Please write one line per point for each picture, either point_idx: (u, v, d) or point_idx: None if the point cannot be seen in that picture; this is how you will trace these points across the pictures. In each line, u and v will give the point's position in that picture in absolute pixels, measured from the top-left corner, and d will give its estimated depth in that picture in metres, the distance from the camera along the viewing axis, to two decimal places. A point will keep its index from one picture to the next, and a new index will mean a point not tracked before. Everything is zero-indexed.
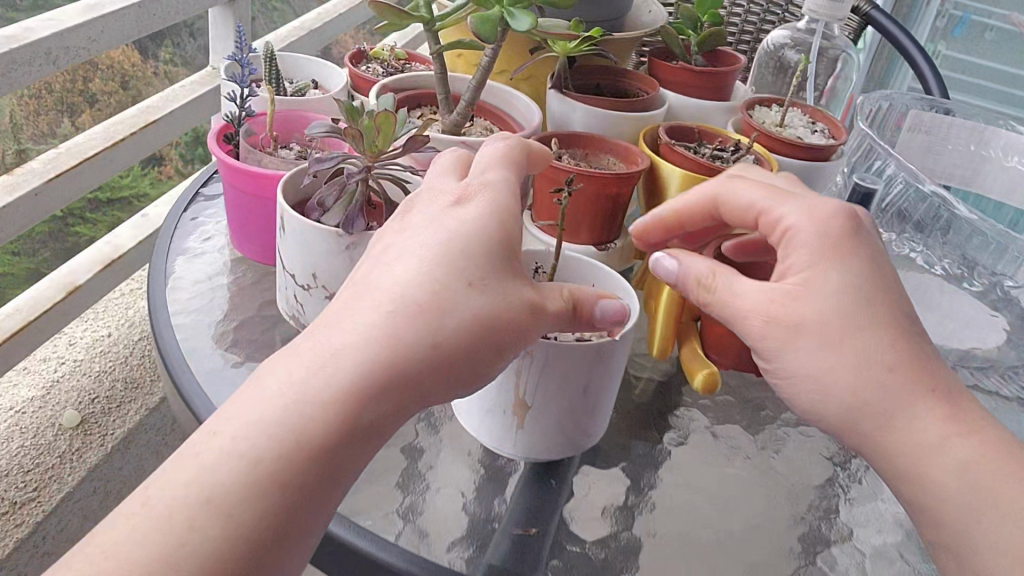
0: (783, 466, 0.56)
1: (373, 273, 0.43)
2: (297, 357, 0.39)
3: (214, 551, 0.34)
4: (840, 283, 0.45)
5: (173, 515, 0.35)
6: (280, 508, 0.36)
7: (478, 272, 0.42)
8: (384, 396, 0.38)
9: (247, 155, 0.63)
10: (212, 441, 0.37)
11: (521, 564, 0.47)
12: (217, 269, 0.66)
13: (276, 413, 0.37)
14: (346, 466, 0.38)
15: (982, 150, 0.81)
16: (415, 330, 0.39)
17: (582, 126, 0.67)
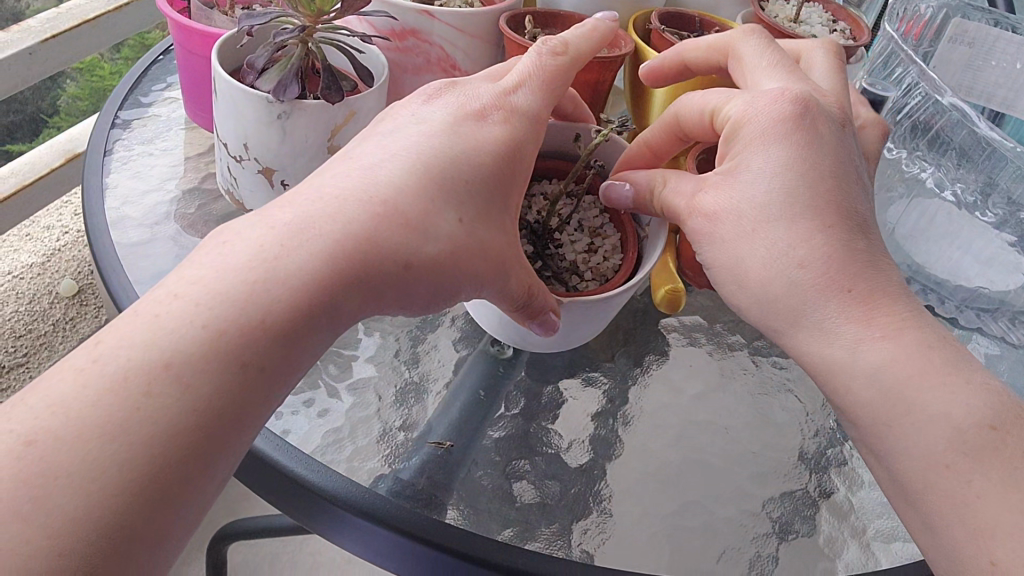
0: (748, 397, 0.51)
1: (357, 154, 0.39)
2: (268, 224, 0.35)
3: (165, 423, 0.29)
4: (810, 144, 0.40)
5: (125, 375, 0.30)
6: (232, 385, 0.31)
7: (474, 196, 0.38)
8: (350, 290, 0.34)
9: (197, 14, 0.57)
10: (165, 307, 0.32)
11: (431, 477, 0.44)
12: (170, 142, 0.62)
13: (238, 285, 0.33)
14: (301, 350, 0.34)
15: None
16: (395, 224, 0.36)
17: (571, 7, 0.60)
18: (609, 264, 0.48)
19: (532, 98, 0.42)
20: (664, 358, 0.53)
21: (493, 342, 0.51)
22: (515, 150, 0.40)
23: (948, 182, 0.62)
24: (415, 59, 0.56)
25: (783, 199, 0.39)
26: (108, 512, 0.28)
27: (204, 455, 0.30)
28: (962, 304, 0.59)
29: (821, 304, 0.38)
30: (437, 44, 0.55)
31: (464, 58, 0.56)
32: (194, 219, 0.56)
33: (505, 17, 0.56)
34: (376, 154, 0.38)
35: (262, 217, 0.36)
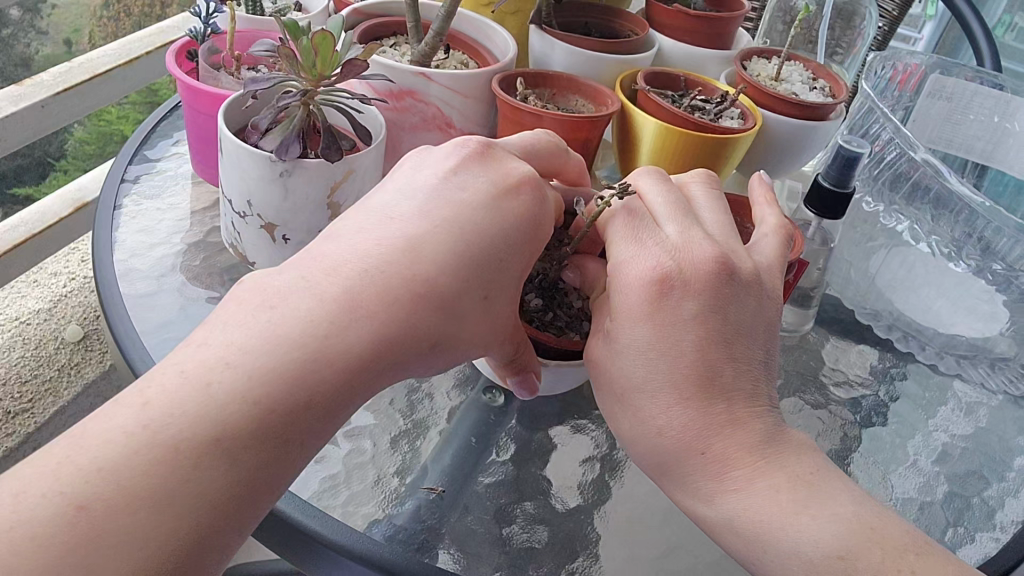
0: None
1: (395, 211, 0.41)
2: (315, 293, 0.37)
3: (206, 496, 0.32)
4: (679, 317, 0.40)
5: (176, 445, 0.32)
6: (269, 459, 0.34)
7: (500, 272, 0.41)
8: (381, 372, 0.37)
9: (204, 75, 0.60)
10: (216, 373, 0.34)
11: (425, 522, 0.45)
12: (175, 196, 0.64)
13: (286, 360, 0.35)
14: (332, 424, 0.36)
15: (1006, 123, 0.76)
16: (431, 303, 0.38)
17: (562, 66, 0.63)
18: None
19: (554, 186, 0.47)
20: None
21: (484, 391, 0.53)
22: (536, 224, 0.43)
23: (922, 236, 0.64)
24: (412, 118, 0.59)
25: (648, 374, 0.40)
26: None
27: (234, 523, 0.33)
28: (942, 350, 0.61)
29: (705, 415, 0.40)
30: (433, 104, 0.58)
31: (458, 117, 0.59)
32: (199, 271, 0.58)
33: (497, 78, 0.59)
34: (412, 220, 0.40)
35: (306, 278, 0.38)
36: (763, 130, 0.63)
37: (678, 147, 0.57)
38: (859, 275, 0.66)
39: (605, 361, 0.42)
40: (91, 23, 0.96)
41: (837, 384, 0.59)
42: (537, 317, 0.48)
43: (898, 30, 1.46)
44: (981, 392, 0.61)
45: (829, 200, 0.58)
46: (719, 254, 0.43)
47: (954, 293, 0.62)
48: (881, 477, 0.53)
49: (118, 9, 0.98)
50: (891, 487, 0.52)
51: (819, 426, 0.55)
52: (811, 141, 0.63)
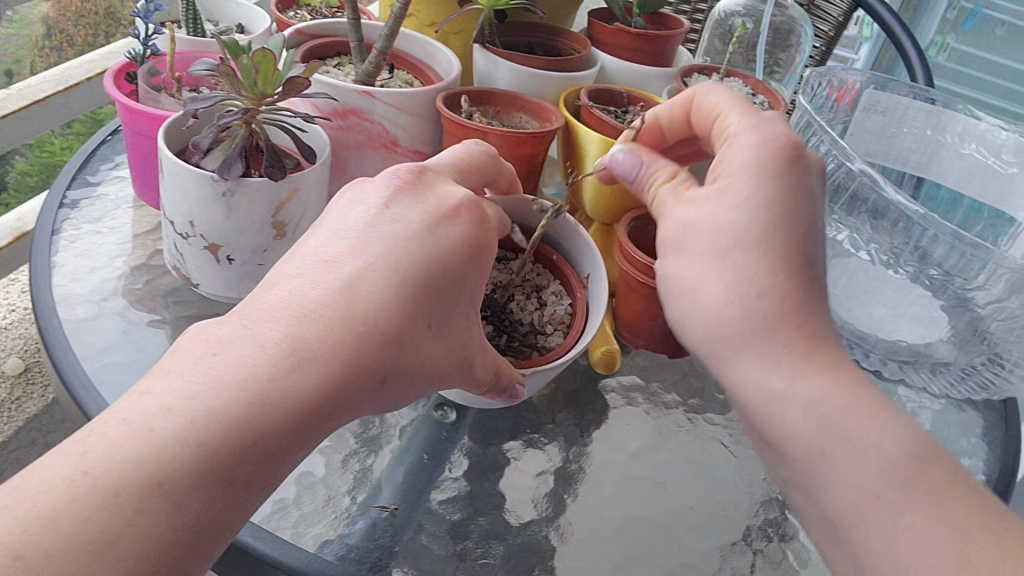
0: (684, 454, 0.54)
1: (330, 254, 0.40)
2: (258, 339, 0.36)
3: (156, 539, 0.31)
4: (738, 266, 0.41)
5: (117, 492, 0.31)
6: (216, 505, 0.33)
7: (438, 304, 0.41)
8: (326, 415, 0.37)
9: (145, 97, 0.59)
10: (155, 419, 0.33)
11: (378, 541, 0.45)
12: (117, 219, 0.63)
13: (231, 402, 0.34)
14: (286, 459, 0.35)
15: (938, 134, 0.79)
16: (376, 340, 0.38)
17: (506, 84, 0.64)
18: (561, 310, 0.55)
19: (494, 209, 0.48)
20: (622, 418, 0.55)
21: (435, 408, 0.53)
22: (481, 247, 0.44)
23: (862, 245, 0.63)
24: (356, 137, 0.59)
25: (724, 312, 0.41)
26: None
27: (185, 572, 0.32)
28: (886, 356, 0.64)
29: None
30: (377, 122, 0.58)
31: (403, 135, 0.59)
32: (142, 294, 0.57)
33: (441, 96, 0.59)
34: (350, 260, 0.40)
35: (246, 326, 0.37)
36: None
37: None
38: None
39: (703, 310, 0.43)
40: (34, 53, 0.93)
41: None
42: (494, 338, 0.53)
43: (835, 51, 1.50)
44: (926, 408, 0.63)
45: None
46: (771, 155, 0.44)
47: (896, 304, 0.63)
48: None
49: (64, 39, 0.96)
50: None
51: None
52: None
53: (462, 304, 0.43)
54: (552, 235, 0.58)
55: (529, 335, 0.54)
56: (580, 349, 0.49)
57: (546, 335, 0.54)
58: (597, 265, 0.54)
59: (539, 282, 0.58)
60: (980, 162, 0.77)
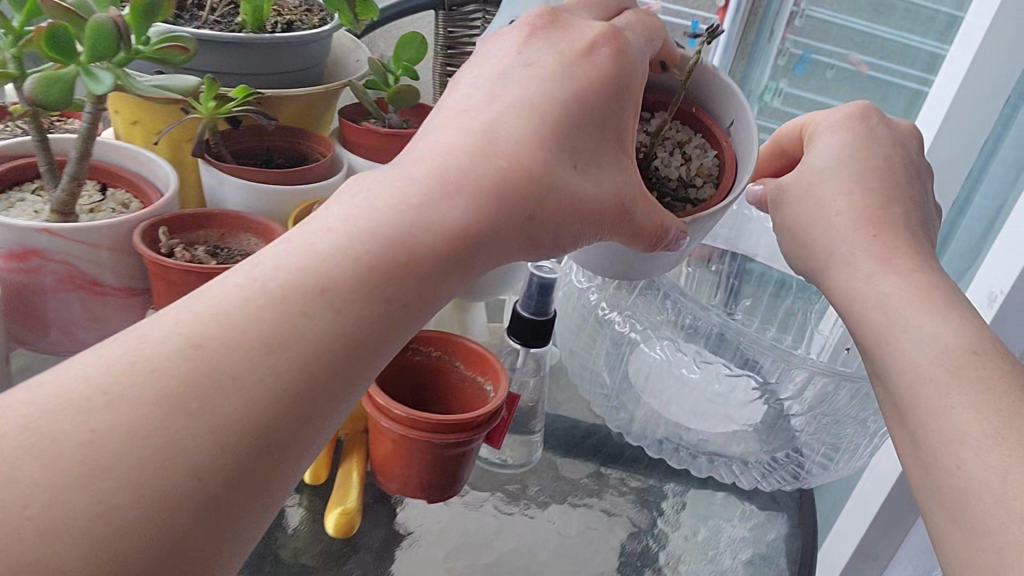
0: None
1: (468, 103, 0.41)
2: (405, 175, 0.37)
3: (314, 354, 0.32)
4: (596, 69, 0.41)
5: (284, 295, 0.33)
6: (274, 419, 0.31)
7: (585, 142, 0.41)
8: (402, 313, 0.35)
9: None
10: (320, 238, 0.35)
11: None
12: None
13: (384, 226, 0.35)
14: (372, 361, 0.34)
15: (743, 208, 0.75)
16: (518, 176, 0.39)
17: (234, 203, 0.57)
18: (709, 162, 0.51)
19: (636, 36, 0.45)
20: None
21: None
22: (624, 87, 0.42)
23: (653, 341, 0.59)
24: (45, 280, 0.50)
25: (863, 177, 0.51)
26: (258, 426, 0.30)
27: (336, 398, 0.33)
28: (695, 451, 0.62)
29: None
30: (62, 261, 0.50)
31: (103, 274, 0.52)
32: None
33: (143, 227, 0.51)
34: (490, 105, 0.40)
35: (395, 170, 0.38)
36: None
37: None
38: (611, 376, 0.62)
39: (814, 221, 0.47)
40: None
41: (565, 532, 0.57)
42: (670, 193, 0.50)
43: None
44: (732, 524, 0.61)
45: (529, 331, 0.56)
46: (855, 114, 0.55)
47: (693, 402, 0.60)
48: None
49: None
50: None
51: None
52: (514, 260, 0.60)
53: (617, 142, 0.43)
54: (690, 90, 0.53)
55: (674, 190, 0.51)
56: (734, 198, 0.47)
57: (695, 189, 0.51)
58: (741, 110, 0.50)
59: (676, 135, 0.52)
60: (769, 243, 0.75)
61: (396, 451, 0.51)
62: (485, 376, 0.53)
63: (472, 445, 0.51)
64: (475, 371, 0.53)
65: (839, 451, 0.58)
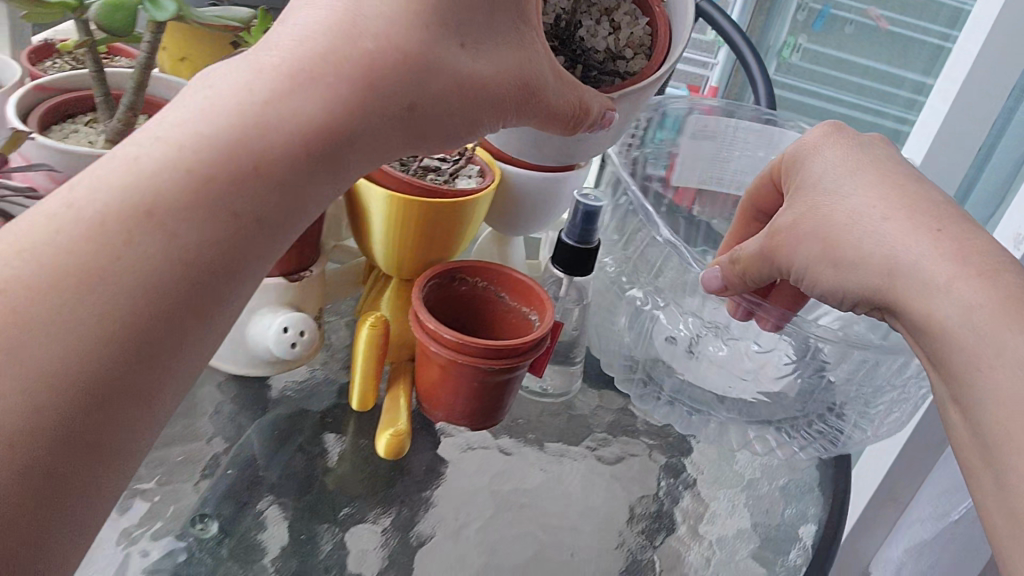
0: (488, 542, 0.50)
1: (306, 5, 0.38)
2: (253, 65, 0.35)
3: (152, 286, 0.30)
4: None
5: (102, 222, 0.30)
6: (99, 367, 0.29)
7: (476, 18, 0.40)
8: (257, 223, 0.34)
9: None
10: (140, 152, 0.32)
11: None
12: None
13: (226, 130, 0.33)
14: (235, 276, 0.33)
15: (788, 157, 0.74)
16: (392, 60, 0.37)
17: None
18: (639, 30, 0.51)
19: None
20: (419, 509, 0.51)
21: (192, 522, 0.47)
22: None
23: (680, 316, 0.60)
24: None
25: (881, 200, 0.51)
26: (94, 369, 0.29)
27: (193, 324, 0.32)
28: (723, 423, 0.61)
29: None
30: None
31: None
32: None
33: None
34: (327, 1, 0.37)
35: (241, 64, 0.36)
36: (508, 191, 0.60)
37: (412, 217, 0.53)
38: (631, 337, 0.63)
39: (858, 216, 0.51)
40: None
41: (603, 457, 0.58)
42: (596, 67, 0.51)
43: None
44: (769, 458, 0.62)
45: (569, 261, 0.57)
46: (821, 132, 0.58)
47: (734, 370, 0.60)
48: (644, 557, 0.51)
49: None
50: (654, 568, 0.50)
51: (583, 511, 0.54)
52: (555, 196, 0.61)
53: (507, 17, 0.41)
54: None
55: (603, 62, 0.51)
56: (668, 66, 0.48)
57: (624, 61, 0.51)
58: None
59: (604, 3, 0.52)
60: None
61: (445, 377, 0.53)
62: (531, 306, 0.54)
63: (516, 371, 0.53)
64: (521, 301, 0.55)
65: (867, 413, 0.58)
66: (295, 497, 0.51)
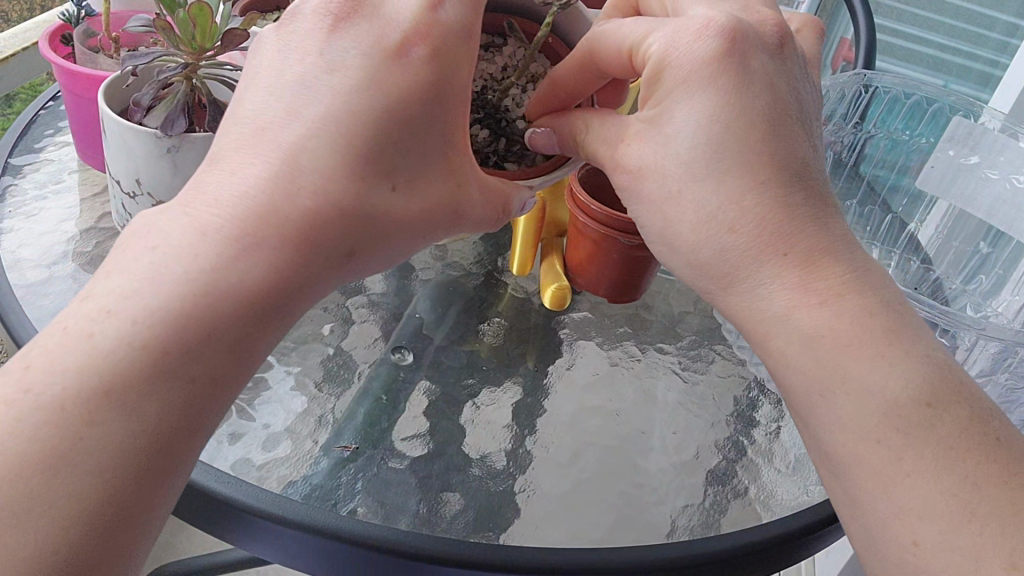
0: (633, 383, 0.55)
1: (265, 118, 0.37)
2: (195, 226, 0.35)
3: (112, 450, 0.31)
4: (408, 75, 0.37)
5: (63, 405, 0.31)
6: (81, 522, 0.30)
7: (409, 160, 0.38)
8: (210, 382, 0.33)
9: (83, 59, 0.58)
10: (96, 322, 0.33)
11: (337, 480, 0.46)
12: (65, 185, 0.63)
13: (173, 301, 0.33)
14: (196, 436, 0.33)
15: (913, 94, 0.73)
16: (330, 217, 0.36)
17: None
18: None
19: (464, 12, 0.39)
20: (568, 356, 0.57)
21: (392, 351, 0.55)
22: (441, 91, 0.38)
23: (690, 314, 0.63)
24: None
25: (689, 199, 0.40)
26: (74, 544, 0.30)
27: (160, 479, 0.32)
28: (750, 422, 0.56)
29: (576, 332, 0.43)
30: None
31: None
32: (92, 256, 0.58)
33: None
34: (288, 127, 0.37)
35: (185, 213, 0.35)
36: None
37: None
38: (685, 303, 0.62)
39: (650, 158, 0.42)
40: None
41: None
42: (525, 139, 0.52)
43: None
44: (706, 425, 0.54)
45: None
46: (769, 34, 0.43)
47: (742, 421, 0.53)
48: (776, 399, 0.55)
49: None
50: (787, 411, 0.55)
51: (721, 363, 0.58)
52: None
53: (439, 148, 0.39)
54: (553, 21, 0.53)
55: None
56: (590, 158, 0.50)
57: None
58: None
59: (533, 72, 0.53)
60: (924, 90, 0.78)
61: (594, 252, 0.57)
62: None
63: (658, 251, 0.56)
64: None
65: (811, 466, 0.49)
66: (461, 345, 0.57)
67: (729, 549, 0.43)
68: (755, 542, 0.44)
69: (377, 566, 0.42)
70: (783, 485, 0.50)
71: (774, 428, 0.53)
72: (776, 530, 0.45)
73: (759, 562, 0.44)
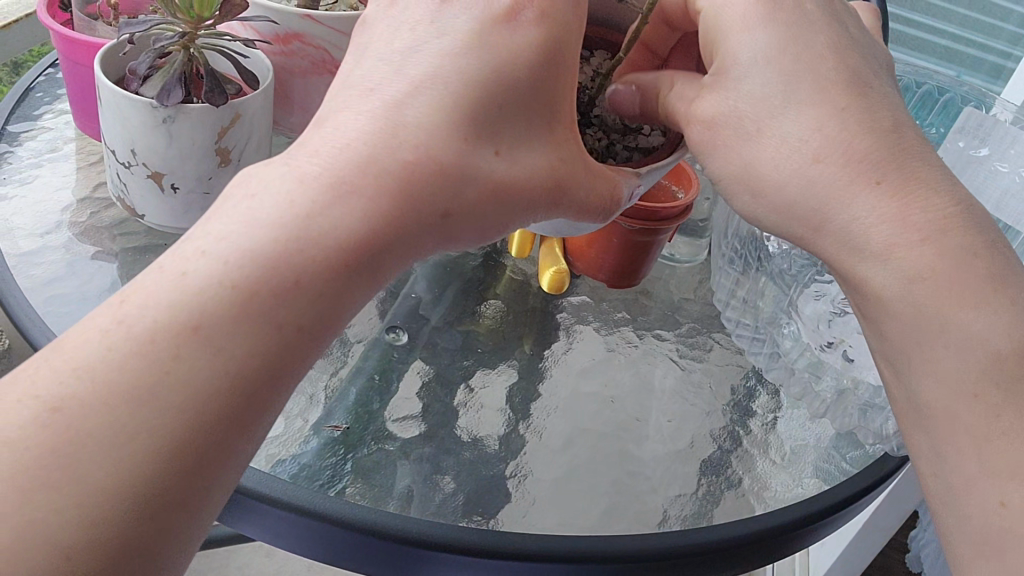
0: (629, 368, 0.55)
1: (373, 80, 0.36)
2: (296, 174, 0.33)
3: (199, 389, 0.30)
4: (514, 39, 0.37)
5: (153, 338, 0.30)
6: (160, 460, 0.29)
7: (510, 123, 0.37)
8: (296, 338, 0.32)
9: (79, 26, 0.57)
10: (193, 263, 0.32)
11: (328, 459, 0.46)
12: (61, 153, 0.62)
13: (269, 247, 0.32)
14: (275, 393, 0.32)
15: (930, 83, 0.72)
16: (430, 170, 0.34)
17: None
18: None
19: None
20: (570, 341, 0.56)
21: (386, 331, 0.54)
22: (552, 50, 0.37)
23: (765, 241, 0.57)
24: (300, 61, 0.56)
25: None
26: (153, 478, 0.29)
27: (237, 430, 0.31)
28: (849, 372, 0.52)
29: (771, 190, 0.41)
30: (318, 46, 0.55)
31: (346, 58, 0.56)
32: (86, 227, 0.57)
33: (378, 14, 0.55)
34: (393, 84, 0.36)
35: (288, 163, 0.34)
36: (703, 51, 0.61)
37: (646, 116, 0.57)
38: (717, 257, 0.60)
39: None
40: None
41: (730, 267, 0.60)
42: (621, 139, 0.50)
43: None
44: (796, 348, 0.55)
45: None
46: None
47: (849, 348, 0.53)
48: (773, 392, 0.55)
49: None
50: (783, 403, 0.54)
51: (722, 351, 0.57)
52: None
53: (541, 122, 0.38)
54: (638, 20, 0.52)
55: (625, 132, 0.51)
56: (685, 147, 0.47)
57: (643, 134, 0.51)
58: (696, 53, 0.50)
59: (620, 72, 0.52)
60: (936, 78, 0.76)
61: (593, 239, 0.56)
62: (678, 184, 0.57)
63: (657, 236, 0.55)
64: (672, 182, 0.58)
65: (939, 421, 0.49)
66: (456, 325, 0.56)
67: (719, 541, 0.43)
68: (745, 535, 0.43)
69: (361, 548, 0.42)
70: (775, 477, 0.49)
71: (770, 420, 0.53)
72: (763, 523, 0.44)
73: (749, 553, 0.44)
